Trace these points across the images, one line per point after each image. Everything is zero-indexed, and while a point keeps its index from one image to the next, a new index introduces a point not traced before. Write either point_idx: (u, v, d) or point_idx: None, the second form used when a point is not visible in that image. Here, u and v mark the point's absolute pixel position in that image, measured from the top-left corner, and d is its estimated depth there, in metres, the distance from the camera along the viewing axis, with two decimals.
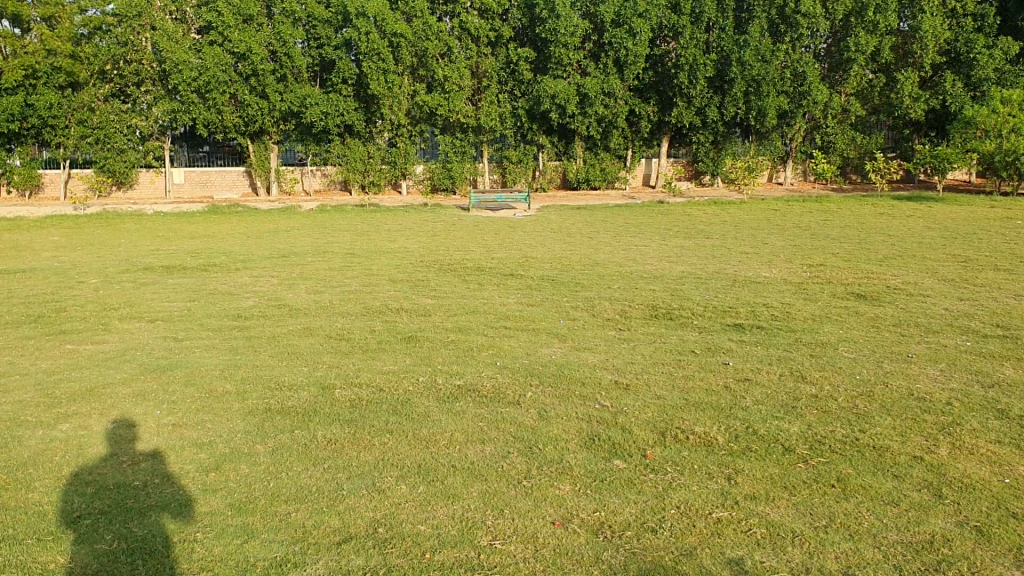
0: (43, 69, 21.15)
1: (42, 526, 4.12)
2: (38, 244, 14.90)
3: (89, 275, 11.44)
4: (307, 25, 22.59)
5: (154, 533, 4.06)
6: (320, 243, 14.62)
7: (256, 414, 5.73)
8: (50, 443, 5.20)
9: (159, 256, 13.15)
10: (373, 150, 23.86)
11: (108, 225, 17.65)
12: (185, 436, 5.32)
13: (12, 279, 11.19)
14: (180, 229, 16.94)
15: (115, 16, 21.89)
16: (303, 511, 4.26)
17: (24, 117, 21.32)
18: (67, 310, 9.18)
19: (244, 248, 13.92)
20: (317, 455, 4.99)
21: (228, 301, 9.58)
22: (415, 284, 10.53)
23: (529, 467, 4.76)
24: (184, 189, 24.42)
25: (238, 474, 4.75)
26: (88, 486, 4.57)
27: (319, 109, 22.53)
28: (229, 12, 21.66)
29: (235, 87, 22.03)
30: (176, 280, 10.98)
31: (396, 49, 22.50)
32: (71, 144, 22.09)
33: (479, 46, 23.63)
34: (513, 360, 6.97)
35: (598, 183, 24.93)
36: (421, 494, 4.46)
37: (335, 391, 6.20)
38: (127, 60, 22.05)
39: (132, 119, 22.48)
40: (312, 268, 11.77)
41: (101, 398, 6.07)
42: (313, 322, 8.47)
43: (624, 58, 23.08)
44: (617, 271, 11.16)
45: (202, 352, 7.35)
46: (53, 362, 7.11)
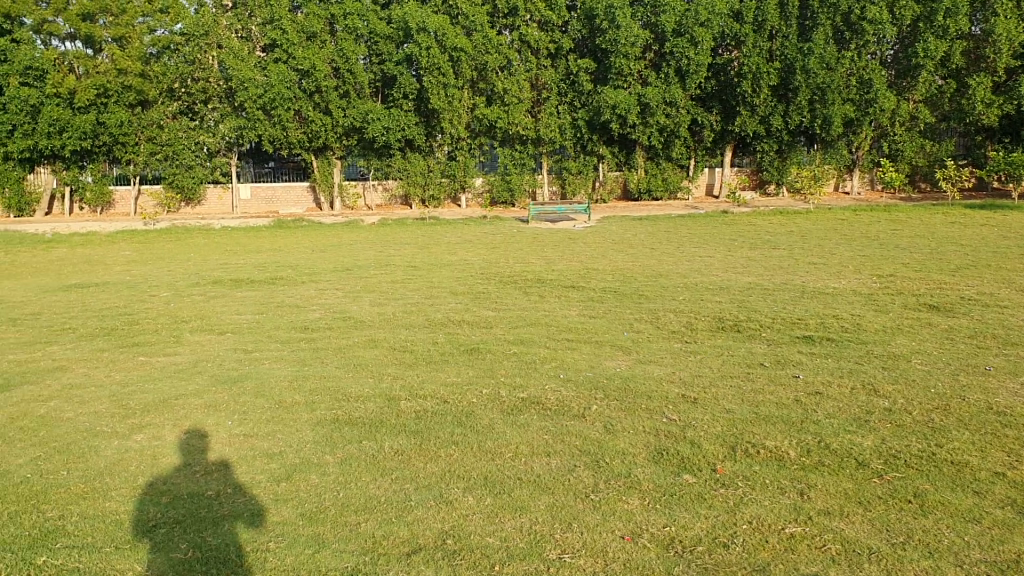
0: (115, 88, 21.94)
1: (118, 534, 4.20)
2: (111, 259, 15.36)
3: (161, 289, 11.73)
4: (369, 41, 22.97)
5: (227, 542, 4.11)
6: (383, 255, 14.79)
7: (325, 425, 5.79)
8: (125, 453, 5.31)
9: (226, 270, 13.41)
10: (432, 164, 24.09)
11: (179, 240, 18.08)
12: (256, 446, 5.40)
13: (86, 293, 11.53)
14: (246, 244, 17.26)
15: (183, 36, 22.59)
16: (371, 522, 4.29)
17: (95, 135, 22.31)
18: (140, 323, 9.43)
19: (306, 262, 14.13)
20: (385, 465, 5.03)
21: (292, 314, 9.72)
22: (477, 296, 10.58)
23: (597, 481, 4.73)
24: (251, 205, 25.06)
25: (309, 484, 4.80)
26: (163, 496, 4.66)
27: (381, 125, 22.90)
28: (293, 30, 22.22)
29: (299, 103, 22.47)
30: (244, 293, 11.20)
31: (455, 63, 22.63)
32: (141, 160, 23.08)
33: (540, 59, 23.83)
34: (577, 373, 6.94)
35: (661, 194, 24.77)
36: (489, 506, 4.45)
37: (400, 402, 6.24)
38: (195, 78, 22.96)
39: (199, 135, 23.31)
40: (376, 281, 11.92)
41: (174, 410, 6.20)
42: (378, 334, 8.56)
43: (686, 67, 22.89)
44: (683, 283, 11.08)
45: (269, 364, 7.47)
46: (127, 374, 7.28)
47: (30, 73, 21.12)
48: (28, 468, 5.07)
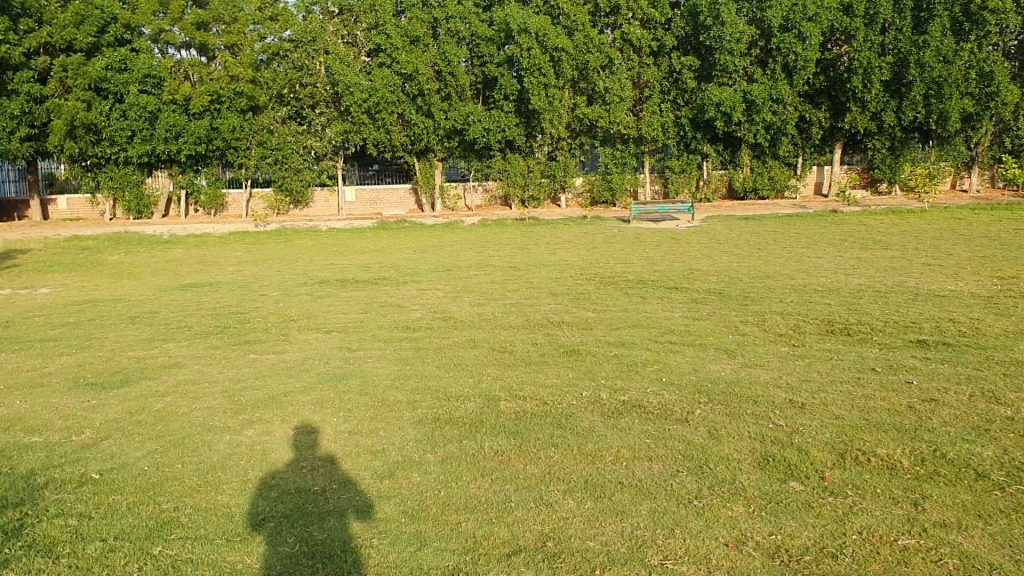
0: (227, 94, 22.98)
1: (230, 527, 4.33)
2: (223, 260, 15.93)
3: (270, 289, 12.09)
4: (471, 43, 23.25)
5: (333, 537, 4.19)
6: (484, 256, 14.90)
7: (427, 423, 5.86)
8: (236, 448, 5.48)
9: (332, 271, 13.73)
10: (533, 164, 24.05)
11: (287, 241, 18.61)
12: (361, 443, 5.50)
13: (201, 293, 11.99)
14: (351, 244, 17.63)
15: (292, 42, 23.41)
16: (472, 522, 4.31)
17: (210, 140, 23.41)
18: (251, 321, 9.74)
19: (409, 263, 14.34)
20: (486, 466, 5.05)
21: (395, 314, 9.87)
22: (577, 297, 10.54)
23: (700, 487, 4.64)
24: (356, 208, 25.66)
25: (411, 482, 4.86)
26: (272, 490, 4.79)
27: (482, 126, 23.11)
28: (397, 34, 22.67)
29: (402, 106, 23.03)
30: (350, 293, 11.44)
31: (557, 63, 22.75)
32: (253, 164, 24.00)
33: (642, 57, 23.57)
34: (679, 376, 6.83)
35: (768, 193, 24.18)
36: (589, 509, 4.42)
37: (500, 403, 6.26)
38: (303, 84, 23.59)
39: (307, 140, 23.87)
40: (477, 281, 12.01)
41: (282, 406, 6.37)
42: (479, 334, 8.61)
43: (794, 63, 22.36)
44: (790, 284, 10.80)
45: (373, 363, 7.60)
46: (239, 371, 7.53)
47: (148, 81, 22.15)
48: (146, 460, 5.28)
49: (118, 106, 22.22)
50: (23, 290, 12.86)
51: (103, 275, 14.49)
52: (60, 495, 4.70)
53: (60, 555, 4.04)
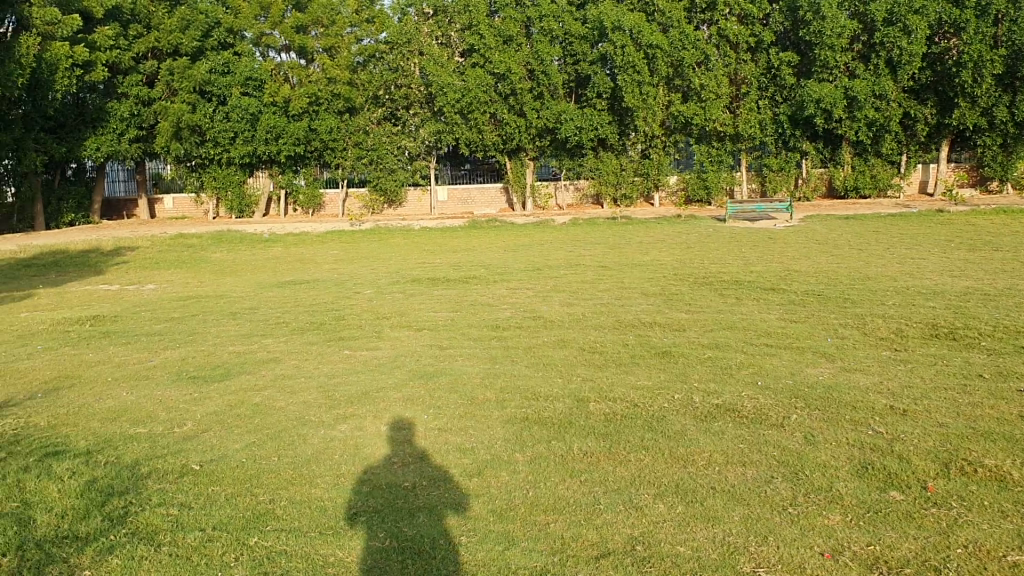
0: (325, 96, 23.56)
1: (323, 520, 4.41)
2: (320, 258, 16.31)
3: (365, 286, 12.31)
4: (564, 42, 23.21)
5: (422, 534, 4.23)
6: (576, 255, 14.86)
7: (516, 423, 5.86)
8: (330, 443, 5.59)
9: (425, 269, 13.89)
10: (625, 163, 23.96)
11: (381, 240, 18.95)
12: (451, 441, 5.54)
13: (298, 290, 12.29)
14: (444, 243, 17.80)
15: (388, 44, 23.93)
16: (561, 523, 4.29)
17: (308, 141, 24.11)
18: (346, 318, 9.92)
19: (500, 262, 14.41)
20: (575, 467, 5.02)
21: (485, 312, 9.92)
22: (670, 298, 10.40)
23: (795, 494, 4.52)
24: (448, 207, 25.90)
25: (500, 481, 4.86)
26: (364, 485, 4.86)
27: (574, 125, 23.07)
28: (490, 34, 22.98)
29: (495, 106, 23.23)
30: (442, 291, 11.56)
31: (652, 60, 22.58)
32: (349, 164, 24.61)
33: (739, 53, 23.12)
34: (775, 380, 6.66)
35: (870, 192, 23.30)
36: (680, 514, 4.34)
37: (590, 404, 6.21)
38: (398, 85, 24.04)
39: (402, 140, 24.50)
40: (568, 281, 11.97)
41: (375, 402, 6.47)
42: (569, 334, 8.58)
43: (898, 57, 21.53)
44: (892, 286, 10.43)
45: (464, 361, 7.65)
46: (334, 367, 7.68)
47: (250, 83, 23.20)
48: (244, 452, 5.43)
49: (220, 109, 23.44)
50: (132, 285, 13.41)
51: (206, 271, 15.02)
52: (162, 485, 4.87)
53: (162, 543, 4.18)
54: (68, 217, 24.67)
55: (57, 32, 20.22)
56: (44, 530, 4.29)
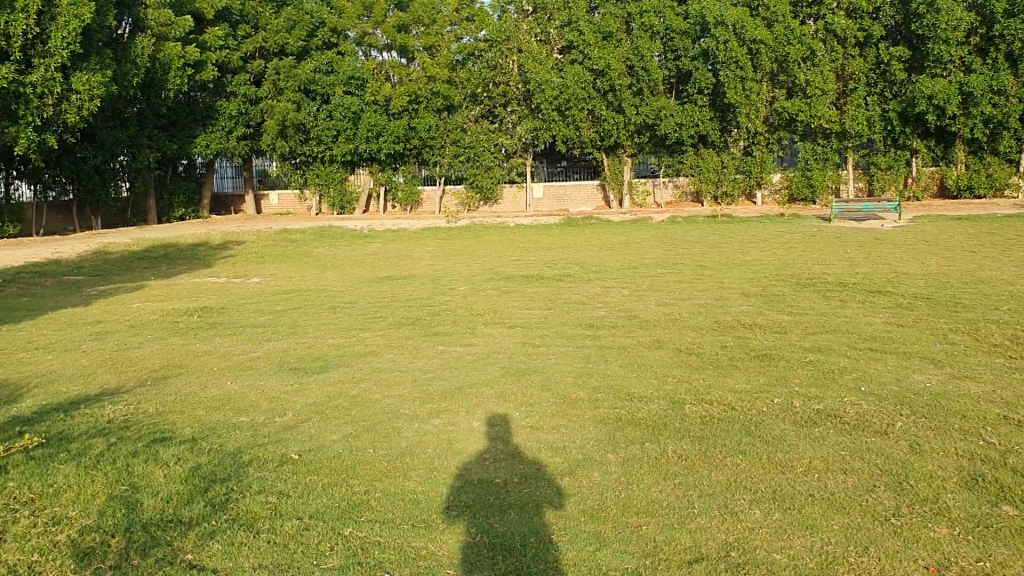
0: (424, 93, 24.00)
1: (415, 513, 4.46)
2: (417, 254, 16.53)
3: (460, 283, 12.40)
4: (665, 38, 22.93)
5: (513, 531, 4.22)
6: (673, 255, 14.66)
7: (609, 423, 5.81)
8: (424, 436, 5.64)
9: (520, 266, 13.92)
10: (727, 160, 23.51)
11: (477, 237, 19.07)
12: (542, 439, 5.52)
13: (395, 285, 12.47)
14: (539, 241, 17.80)
15: (487, 42, 24.09)
16: (654, 525, 4.23)
17: (408, 139, 24.57)
18: (441, 314, 10.02)
19: (597, 260, 14.32)
20: (669, 470, 4.94)
21: (579, 310, 9.88)
22: (770, 299, 10.16)
23: (898, 504, 4.35)
24: (543, 204, 25.97)
25: (591, 481, 4.83)
26: (456, 480, 4.89)
27: (675, 121, 22.69)
28: (590, 31, 23.00)
29: (593, 102, 23.23)
30: (536, 289, 11.56)
31: (755, 55, 22.15)
32: (447, 161, 24.98)
33: (847, 48, 22.31)
34: (879, 386, 6.42)
35: (984, 192, 22.17)
36: (777, 521, 4.23)
37: (686, 406, 6.12)
38: (496, 83, 24.27)
39: (498, 138, 24.59)
40: (664, 280, 11.82)
41: (467, 397, 6.51)
42: (665, 335, 8.46)
43: (1019, 51, 20.51)
44: (1007, 290, 9.94)
45: (557, 359, 7.63)
46: (428, 361, 7.76)
47: (352, 82, 23.90)
48: (341, 443, 5.53)
49: (324, 108, 24.11)
50: (237, 279, 13.83)
51: (308, 266, 15.39)
52: (262, 473, 5.00)
53: (260, 530, 4.29)
54: (179, 211, 25.66)
55: (170, 32, 21.69)
56: (150, 513, 4.46)
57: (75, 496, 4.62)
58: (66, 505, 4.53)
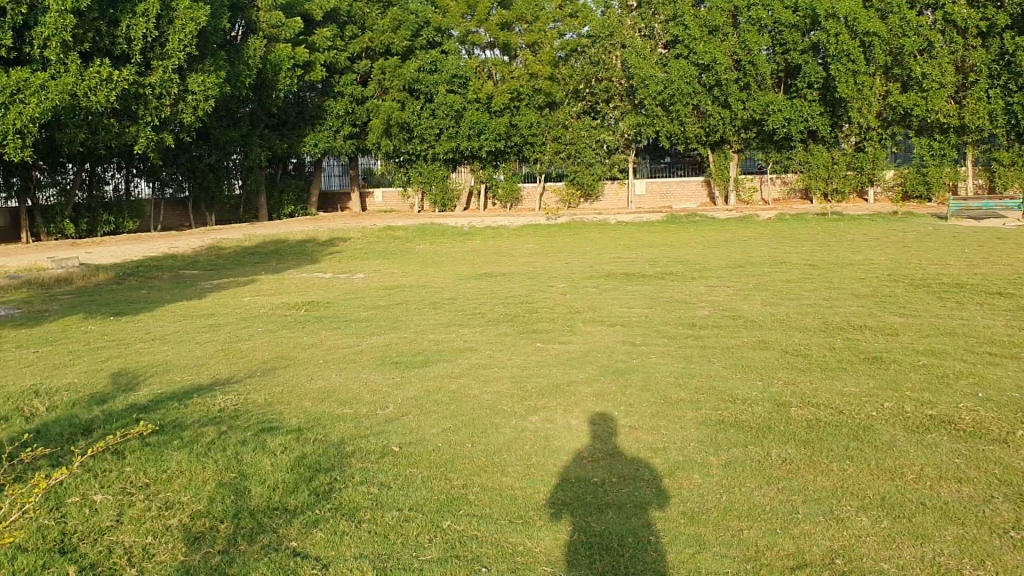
0: (527, 91, 24.02)
1: (513, 509, 4.47)
2: (517, 251, 16.59)
3: (560, 280, 12.39)
4: (774, 30, 22.22)
5: (611, 530, 4.19)
6: (779, 253, 14.32)
7: (710, 425, 5.71)
8: (521, 433, 5.65)
9: (621, 264, 13.82)
10: (837, 155, 22.75)
11: (578, 234, 19.00)
12: (642, 439, 5.46)
13: (495, 282, 12.55)
14: (641, 239, 17.61)
15: (590, 38, 24.22)
16: (755, 529, 4.14)
17: (509, 137, 24.69)
18: (540, 311, 10.03)
19: (700, 258, 14.09)
20: (772, 473, 4.83)
21: (682, 310, 9.74)
22: (881, 300, 9.80)
23: (1019, 517, 4.13)
24: (646, 201, 25.64)
25: (692, 482, 4.75)
26: (554, 477, 4.89)
27: (783, 116, 22.08)
28: (695, 25, 22.73)
29: (698, 97, 22.90)
30: (637, 287, 11.46)
31: (868, 48, 21.46)
32: (548, 159, 25.03)
33: (967, 40, 21.21)
34: (999, 393, 6.12)
35: None
36: (886, 530, 4.08)
37: (791, 409, 5.96)
38: (599, 79, 24.38)
39: (600, 134, 24.56)
40: (769, 280, 11.55)
41: (566, 395, 6.49)
42: (769, 336, 8.26)
43: None
44: None
45: (658, 359, 7.54)
46: (527, 358, 7.78)
47: (455, 81, 24.28)
48: (440, 438, 5.59)
49: (427, 106, 24.71)
50: (341, 274, 14.15)
51: (410, 262, 15.63)
52: (364, 464, 5.10)
53: (362, 519, 4.38)
54: (289, 209, 26.38)
55: (280, 34, 22.47)
56: (258, 500, 4.60)
57: (187, 482, 4.79)
58: (178, 489, 4.70)
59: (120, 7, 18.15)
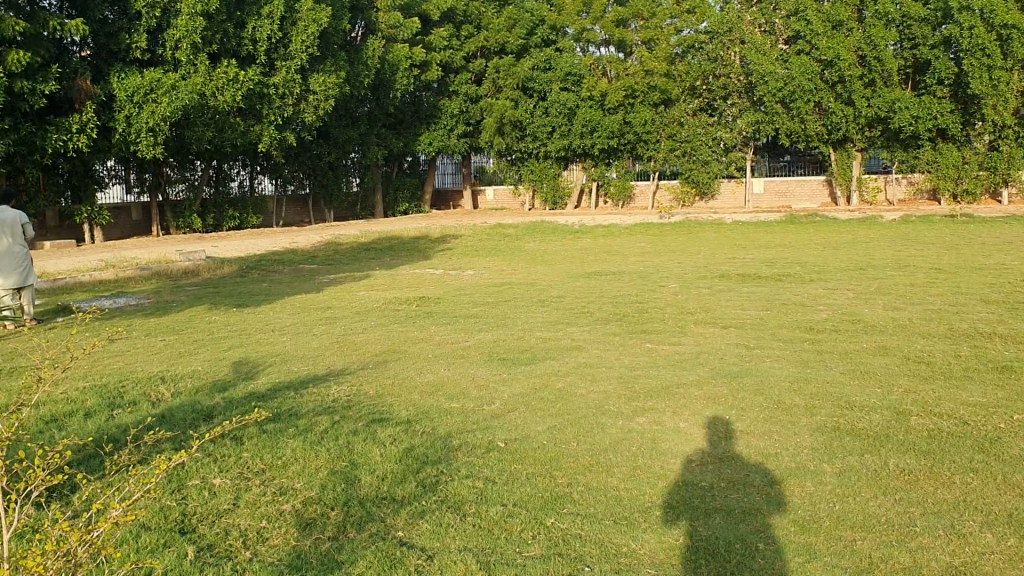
0: (641, 88, 23.76)
1: (618, 509, 4.43)
2: (628, 250, 16.46)
3: (672, 280, 12.22)
4: (902, 25, 21.36)
5: (717, 535, 4.10)
6: (903, 256, 13.74)
7: (825, 432, 5.52)
8: (628, 434, 5.60)
9: (736, 264, 13.54)
10: (969, 154, 21.64)
11: (692, 233, 18.71)
12: (752, 444, 5.33)
13: (606, 281, 12.49)
14: (757, 239, 17.21)
15: (708, 34, 23.73)
16: (870, 541, 3.98)
17: (623, 134, 24.64)
18: (650, 311, 9.93)
19: (819, 260, 13.66)
20: (889, 483, 4.63)
21: (798, 312, 9.46)
22: (1014, 307, 9.29)
23: None
24: (764, 200, 25.17)
25: (803, 490, 4.61)
26: (661, 480, 4.82)
27: (910, 113, 21.13)
28: (818, 20, 22.08)
29: (821, 94, 22.15)
30: (751, 288, 11.21)
31: (1006, 41, 20.18)
32: (662, 157, 24.72)
33: None
34: None
35: None
36: (1013, 548, 3.85)
37: (912, 418, 5.71)
38: (717, 75, 23.84)
39: (717, 131, 24.21)
40: (891, 283, 11.11)
41: (675, 397, 6.39)
42: (890, 342, 7.93)
43: None
44: None
45: (772, 363, 7.35)
46: (636, 359, 7.71)
47: (569, 78, 24.47)
48: (546, 435, 5.59)
49: (540, 104, 24.99)
50: (453, 271, 14.33)
51: (520, 260, 15.70)
52: (470, 458, 5.15)
53: (467, 513, 4.42)
54: (403, 206, 26.93)
55: (399, 34, 23.13)
56: (367, 489, 4.70)
57: (300, 469, 4.94)
58: (292, 476, 4.85)
59: (246, 9, 18.88)
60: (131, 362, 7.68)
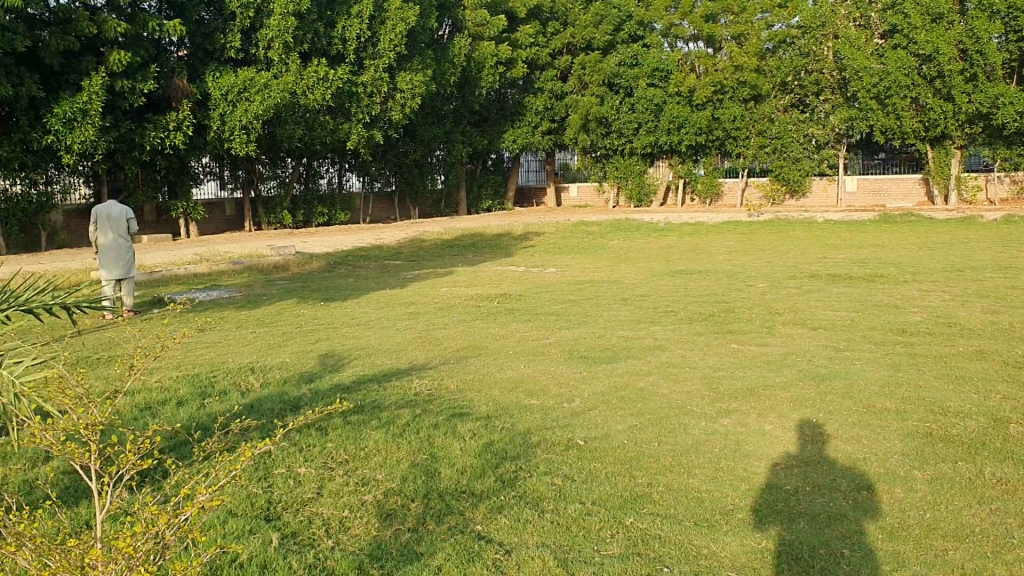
0: (730, 84, 23.63)
1: (698, 511, 4.36)
2: (714, 248, 16.22)
3: (759, 280, 12.00)
4: (1008, 16, 20.12)
5: (801, 539, 4.01)
6: (1005, 257, 13.19)
7: (917, 437, 5.34)
8: (711, 435, 5.52)
9: (826, 264, 13.21)
10: None
11: (781, 232, 18.31)
12: (839, 448, 5.19)
13: (690, 280, 12.33)
14: (848, 238, 16.75)
15: (800, 28, 23.23)
16: (963, 551, 3.83)
17: (711, 131, 24.31)
18: (735, 311, 9.76)
19: (914, 260, 13.21)
20: (985, 493, 4.45)
21: (891, 314, 9.17)
22: None
23: None
24: (856, 199, 24.51)
25: (892, 497, 4.46)
26: (743, 482, 4.73)
27: (1015, 109, 19.80)
28: (916, 13, 21.17)
29: (917, 90, 21.29)
30: (842, 289, 10.92)
31: None
32: (751, 153, 24.37)
33: None
34: None
35: None
36: None
37: (1011, 426, 5.47)
38: (809, 71, 23.26)
39: (808, 127, 23.54)
40: (992, 285, 10.68)
41: (760, 399, 6.27)
42: (989, 346, 7.62)
43: None
44: None
45: (863, 366, 7.14)
46: (720, 359, 7.59)
47: (656, 74, 24.21)
48: (626, 434, 5.54)
49: (626, 101, 24.99)
50: (535, 268, 14.34)
51: (603, 258, 15.62)
52: (549, 455, 5.14)
53: (545, 509, 4.41)
54: (487, 203, 27.15)
55: (485, 32, 23.49)
56: (447, 482, 4.73)
57: (383, 460, 5.01)
58: (374, 467, 4.92)
59: (336, 9, 19.27)
60: (222, 353, 7.91)
